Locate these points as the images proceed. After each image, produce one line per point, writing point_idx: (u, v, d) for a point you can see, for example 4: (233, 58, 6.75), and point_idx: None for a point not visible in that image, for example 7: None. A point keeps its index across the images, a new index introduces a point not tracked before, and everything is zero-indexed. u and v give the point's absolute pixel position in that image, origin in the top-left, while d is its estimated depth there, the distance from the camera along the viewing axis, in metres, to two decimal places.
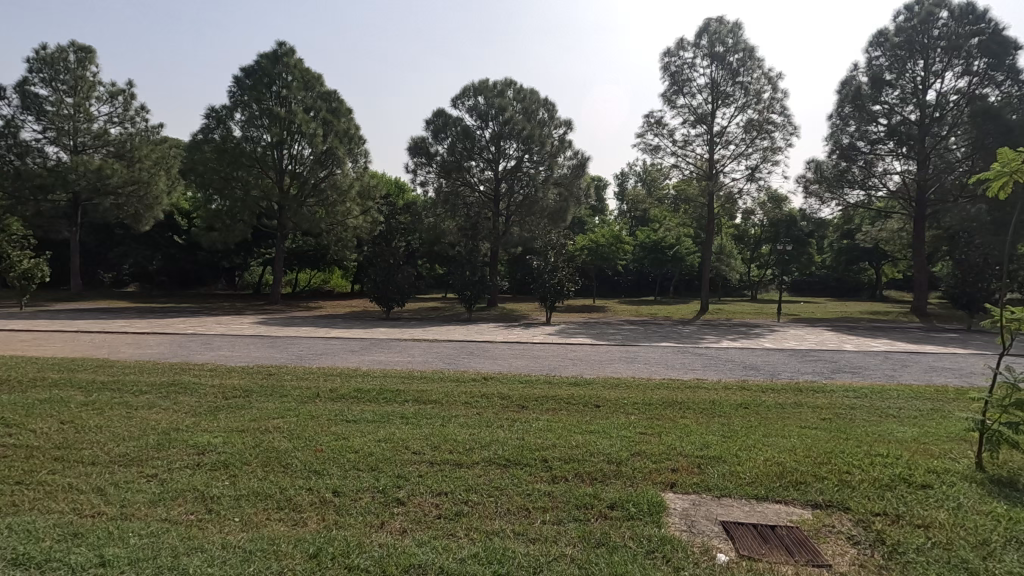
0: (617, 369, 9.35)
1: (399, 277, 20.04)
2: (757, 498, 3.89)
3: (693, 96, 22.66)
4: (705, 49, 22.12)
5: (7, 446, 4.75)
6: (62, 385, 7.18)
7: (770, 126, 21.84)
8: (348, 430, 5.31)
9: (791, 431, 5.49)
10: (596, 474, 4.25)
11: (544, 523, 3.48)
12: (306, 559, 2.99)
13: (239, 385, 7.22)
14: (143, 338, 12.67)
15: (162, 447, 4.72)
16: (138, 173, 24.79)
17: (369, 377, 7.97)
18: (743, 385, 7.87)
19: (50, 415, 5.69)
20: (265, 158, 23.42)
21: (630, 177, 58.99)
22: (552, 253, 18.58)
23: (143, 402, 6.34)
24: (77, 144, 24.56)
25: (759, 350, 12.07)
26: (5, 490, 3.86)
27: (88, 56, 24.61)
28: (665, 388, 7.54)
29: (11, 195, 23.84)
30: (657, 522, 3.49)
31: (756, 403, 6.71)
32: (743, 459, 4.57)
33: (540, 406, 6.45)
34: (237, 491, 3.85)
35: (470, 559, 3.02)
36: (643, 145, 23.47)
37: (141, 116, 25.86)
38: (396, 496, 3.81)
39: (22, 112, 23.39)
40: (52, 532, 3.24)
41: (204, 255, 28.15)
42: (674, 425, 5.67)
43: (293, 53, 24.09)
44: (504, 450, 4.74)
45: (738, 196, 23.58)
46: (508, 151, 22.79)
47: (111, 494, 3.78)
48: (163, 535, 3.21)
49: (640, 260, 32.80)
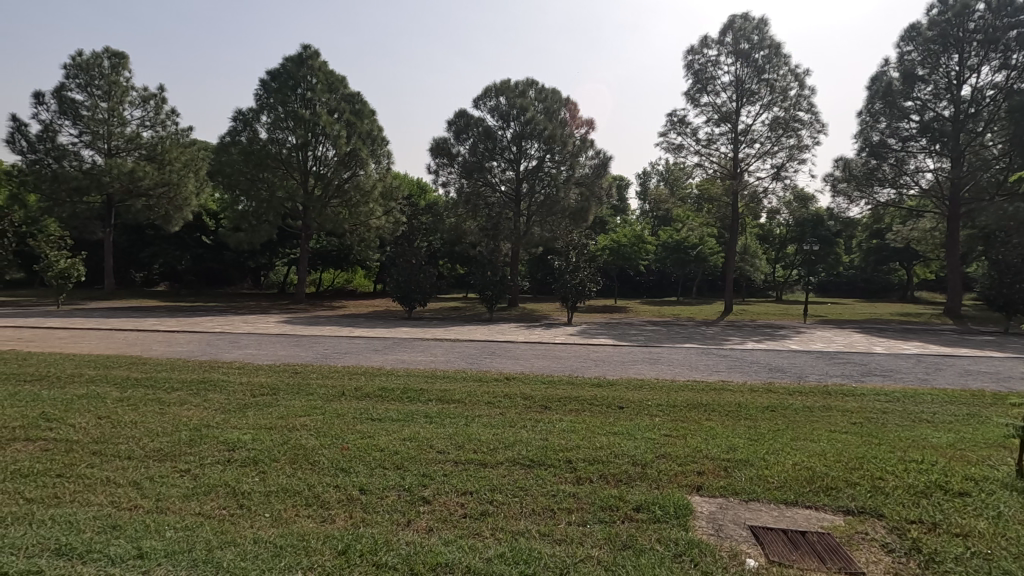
0: (641, 371, 9.28)
1: (421, 277, 20.16)
2: (786, 503, 3.83)
3: (717, 95, 22.40)
4: (730, 46, 21.84)
5: (48, 440, 4.91)
6: (99, 382, 7.42)
7: (797, 124, 21.42)
8: (372, 429, 5.36)
9: (820, 435, 5.38)
10: (621, 476, 4.23)
11: (569, 525, 3.48)
12: (335, 555, 3.04)
13: (266, 383, 7.36)
14: (175, 337, 13.00)
15: (194, 443, 4.83)
16: (169, 175, 25.44)
17: (393, 376, 8.03)
18: (770, 388, 7.72)
19: (88, 411, 5.88)
20: (291, 160, 23.85)
21: (653, 176, 58.59)
22: (573, 253, 18.53)
23: (175, 399, 6.51)
24: (111, 147, 25.28)
25: (786, 352, 11.85)
26: (47, 482, 3.99)
27: (122, 62, 25.35)
28: (691, 390, 7.45)
29: (49, 197, 24.65)
30: (683, 526, 3.45)
31: (784, 406, 6.60)
32: (771, 462, 4.50)
33: (563, 407, 6.45)
34: (266, 487, 3.92)
35: (497, 559, 3.03)
36: (666, 143, 23.27)
37: (172, 120, 26.47)
38: (422, 495, 3.83)
39: (59, 117, 24.14)
40: (92, 524, 3.34)
41: (231, 255, 28.73)
42: (700, 427, 5.59)
43: (317, 56, 24.47)
44: (528, 450, 4.74)
45: (764, 195, 23.18)
46: (529, 151, 22.82)
47: (147, 488, 3.89)
48: (198, 529, 3.29)
49: (662, 260, 32.51)
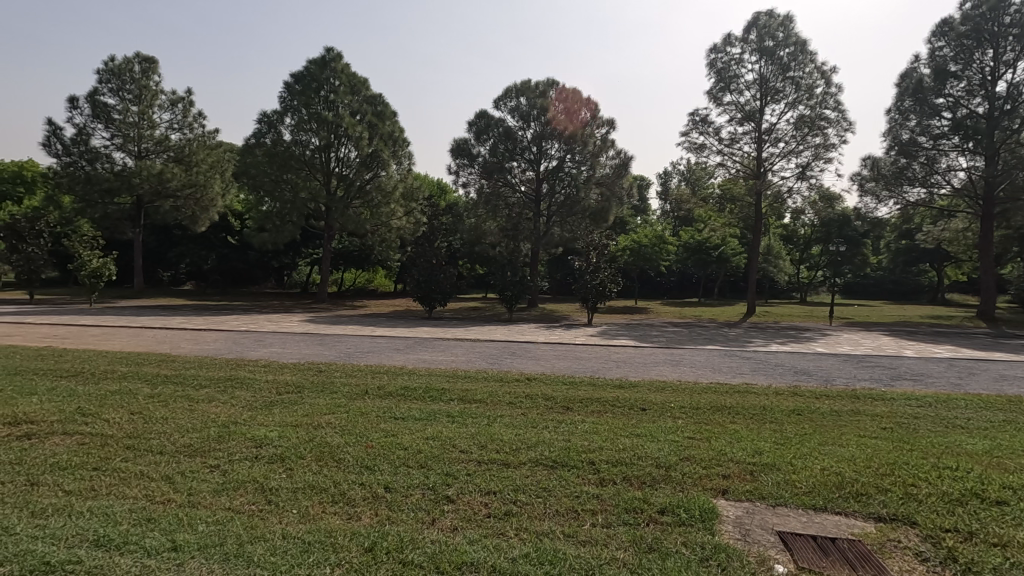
0: (663, 372, 9.21)
1: (441, 277, 20.25)
2: (815, 509, 3.76)
3: (740, 93, 22.07)
4: (754, 44, 21.51)
5: (85, 434, 5.07)
6: (131, 377, 7.65)
7: (823, 122, 21.01)
8: (396, 428, 5.39)
9: (849, 440, 5.28)
10: (645, 478, 4.20)
11: (593, 526, 3.47)
12: (362, 552, 3.08)
13: (291, 381, 7.50)
14: (202, 335, 13.30)
15: (223, 439, 4.93)
16: (196, 176, 26.04)
17: (414, 376, 8.06)
18: (796, 391, 7.59)
19: (121, 406, 6.04)
20: (314, 161, 24.21)
21: (674, 176, 58.17)
22: (593, 253, 18.40)
23: (203, 396, 6.65)
24: (141, 149, 25.94)
25: (812, 355, 11.65)
26: (85, 475, 4.12)
27: (152, 66, 26.02)
28: (713, 392, 7.37)
29: (82, 198, 25.37)
30: (710, 530, 3.42)
31: (811, 409, 6.48)
32: (799, 467, 4.42)
33: (585, 408, 6.42)
34: (293, 483, 3.99)
35: (522, 559, 3.04)
36: (688, 143, 23.05)
37: (199, 122, 27.10)
38: (446, 494, 3.86)
39: (92, 120, 24.90)
40: (128, 516, 3.44)
41: (255, 255, 29.28)
42: (724, 430, 5.52)
43: (340, 59, 24.75)
44: (551, 451, 4.74)
45: (788, 195, 22.81)
46: (550, 152, 22.83)
47: (179, 483, 3.99)
48: (229, 524, 3.36)
49: (684, 261, 32.16)
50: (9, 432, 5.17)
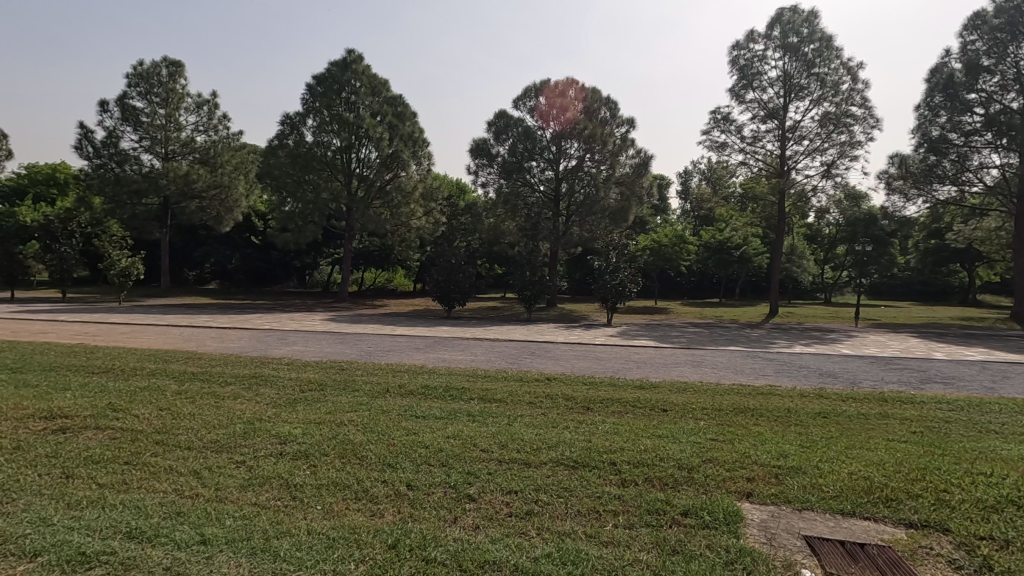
0: (684, 373, 9.14)
1: (460, 277, 20.32)
2: (843, 513, 3.69)
3: (763, 90, 21.76)
4: (778, 40, 21.17)
5: (116, 430, 5.19)
6: (158, 374, 7.82)
7: (848, 119, 20.60)
8: (417, 427, 5.41)
9: (876, 444, 5.16)
10: (667, 479, 4.16)
11: (616, 527, 3.44)
12: (385, 549, 3.10)
13: (314, 379, 7.61)
14: (227, 333, 13.55)
15: (248, 436, 5.01)
16: (220, 177, 26.57)
17: (435, 375, 8.11)
18: (821, 393, 7.43)
19: (150, 402, 6.20)
20: (335, 162, 24.56)
21: (694, 176, 57.57)
22: (613, 253, 18.31)
23: (228, 393, 6.78)
24: (168, 151, 26.54)
25: (837, 357, 11.43)
26: (115, 469, 4.22)
27: (179, 70, 26.61)
28: (736, 394, 7.27)
29: (112, 199, 26.03)
30: (734, 532, 3.38)
31: (836, 412, 6.36)
32: (825, 471, 4.33)
33: (605, 408, 6.38)
34: (317, 480, 4.04)
35: (544, 559, 3.03)
36: (709, 142, 22.82)
37: (223, 124, 27.65)
38: (467, 493, 3.87)
39: (122, 123, 25.57)
40: (159, 510, 3.53)
41: (278, 255, 29.97)
42: (748, 433, 5.43)
43: (361, 60, 24.98)
44: (572, 451, 4.73)
45: (812, 194, 22.40)
46: (569, 151, 22.79)
47: (207, 478, 4.07)
48: (255, 519, 3.42)
49: (705, 261, 31.75)
50: (45, 425, 5.33)
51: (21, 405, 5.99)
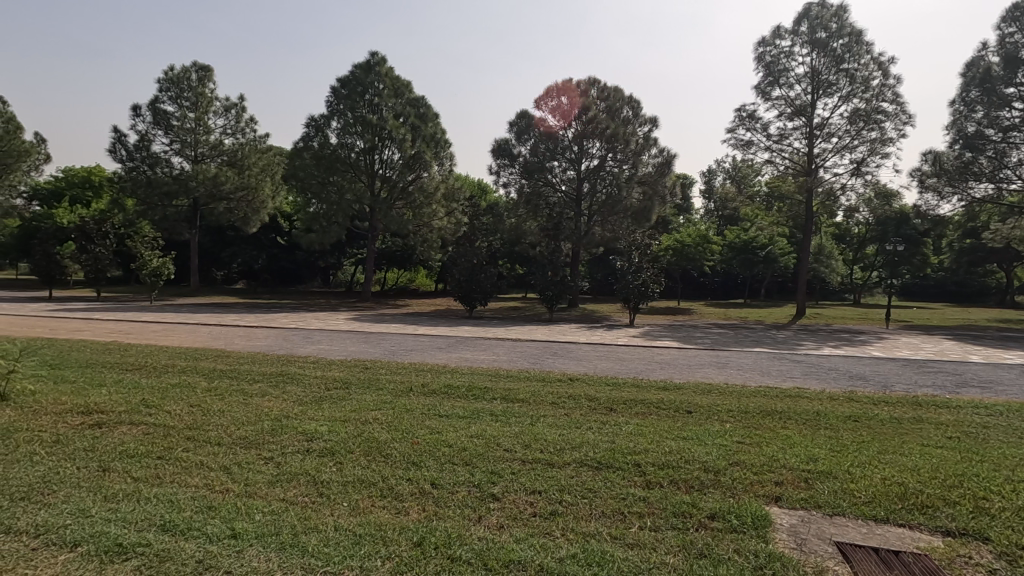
0: (708, 374, 9.04)
1: (482, 277, 20.38)
2: (876, 520, 3.59)
3: (790, 87, 21.35)
4: (806, 36, 20.73)
5: (149, 425, 5.34)
6: (189, 372, 8.02)
7: (879, 115, 20.10)
8: (441, 425, 5.44)
9: (911, 449, 5.01)
10: (693, 482, 4.11)
11: (641, 529, 3.41)
12: (411, 547, 3.12)
13: (339, 377, 7.73)
14: (255, 332, 13.82)
15: (276, 433, 5.10)
16: (247, 179, 27.15)
17: (458, 374, 8.16)
18: (851, 397, 7.27)
19: (181, 399, 6.36)
20: (359, 163, 24.83)
21: (719, 175, 56.76)
22: (636, 253, 18.17)
23: (256, 390, 6.92)
24: (197, 154, 27.19)
25: (867, 359, 11.17)
26: (149, 463, 4.34)
27: (207, 74, 27.22)
28: (763, 396, 7.14)
29: (144, 201, 26.72)
30: (762, 537, 3.32)
31: (869, 416, 6.19)
32: (857, 476, 4.23)
33: (629, 410, 6.32)
34: (343, 477, 4.10)
35: (570, 560, 3.02)
36: (734, 140, 22.49)
37: (251, 127, 28.23)
38: (492, 492, 3.88)
39: (153, 127, 26.28)
40: (191, 504, 3.61)
41: (302, 255, 30.45)
42: (775, 435, 5.34)
43: (384, 62, 25.20)
44: (596, 452, 4.71)
45: (841, 192, 21.89)
46: (591, 151, 22.69)
47: (237, 473, 4.16)
48: (284, 514, 3.48)
49: (730, 261, 31.25)
50: (82, 420, 5.51)
51: (60, 400, 6.21)
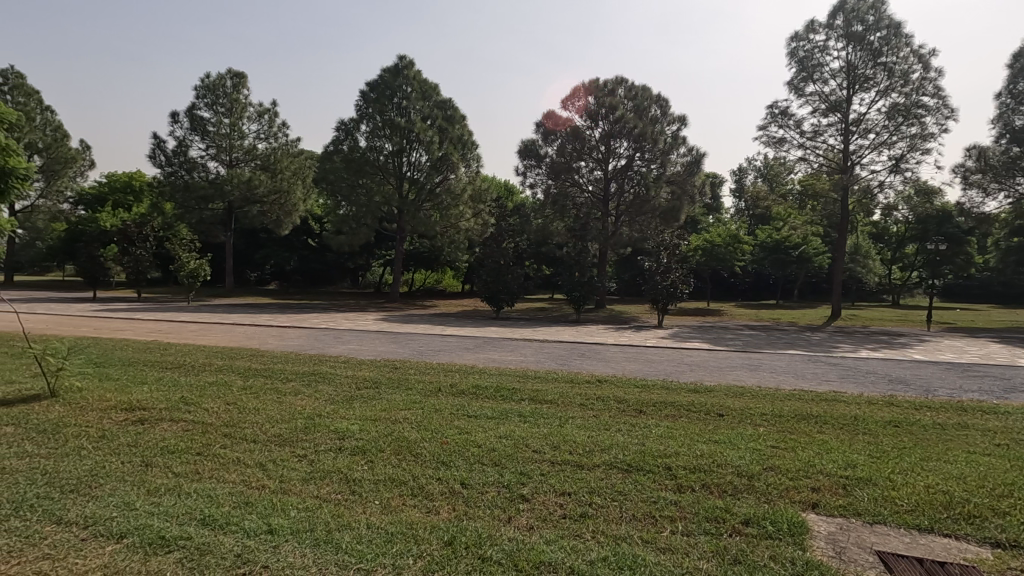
0: (740, 377, 8.88)
1: (509, 278, 20.40)
2: (919, 529, 3.46)
3: (825, 82, 20.80)
4: (841, 30, 20.16)
5: (187, 422, 5.51)
6: (225, 370, 8.24)
7: (920, 110, 19.42)
8: (469, 425, 5.48)
9: (955, 456, 4.81)
10: (726, 487, 4.03)
11: (673, 533, 3.37)
12: (442, 545, 3.15)
13: (369, 376, 7.85)
14: (287, 332, 14.11)
15: (309, 431, 5.20)
16: (280, 183, 27.80)
17: (485, 374, 8.20)
18: (891, 401, 7.03)
19: (218, 396, 6.54)
20: (387, 166, 25.16)
21: (749, 173, 55.74)
22: (664, 253, 17.95)
23: (290, 389, 7.07)
24: (232, 158, 27.96)
25: (908, 362, 10.78)
26: (189, 459, 4.48)
27: (241, 81, 27.97)
28: (797, 399, 6.96)
29: (181, 205, 27.57)
30: (800, 544, 3.24)
31: (911, 421, 5.97)
32: (898, 483, 4.08)
33: (658, 412, 6.25)
34: (375, 475, 4.16)
35: (600, 562, 3.00)
36: (766, 137, 22.05)
37: (283, 131, 28.91)
38: (521, 493, 3.88)
39: (191, 133, 27.11)
40: (229, 499, 3.71)
41: (332, 256, 31.03)
42: (811, 440, 5.20)
43: (412, 65, 25.49)
44: (625, 454, 4.66)
45: (879, 190, 21.23)
46: (618, 150, 22.52)
47: (272, 470, 4.25)
48: (318, 511, 3.55)
49: (761, 261, 30.61)
50: (126, 416, 5.72)
51: (105, 397, 6.45)
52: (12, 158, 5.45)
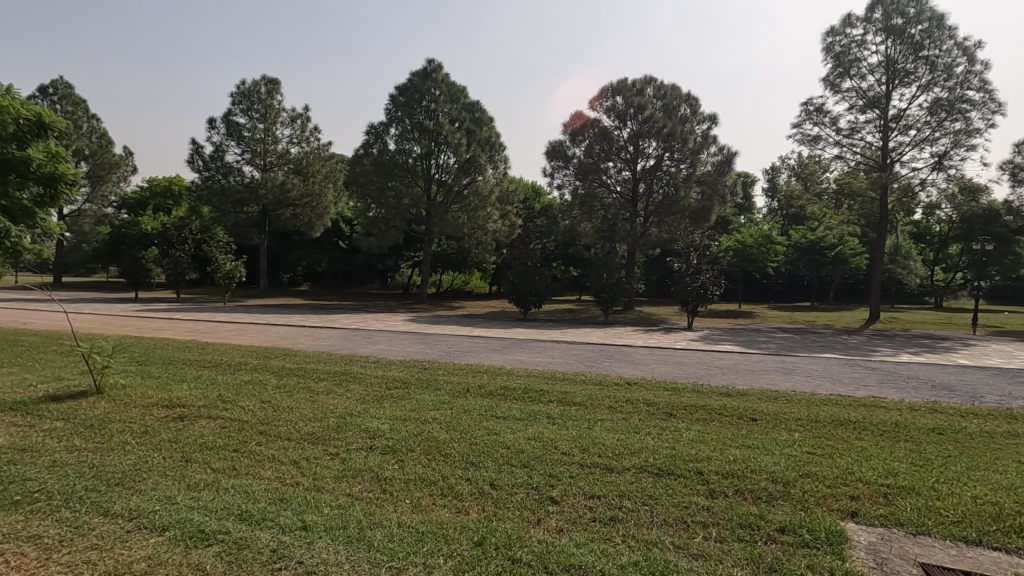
0: (774, 381, 8.66)
1: (536, 279, 20.37)
2: (966, 542, 3.32)
3: (863, 78, 20.18)
4: (880, 23, 19.54)
5: (224, 419, 5.67)
6: (260, 370, 8.44)
7: (964, 104, 18.67)
8: (498, 426, 5.49)
9: (1005, 466, 4.59)
10: (760, 493, 3.94)
11: (705, 540, 3.31)
12: (472, 546, 3.17)
13: (399, 376, 7.93)
14: (318, 332, 14.36)
15: (341, 429, 5.29)
16: (312, 186, 28.38)
17: (513, 376, 8.20)
18: (935, 408, 6.75)
19: (253, 395, 6.70)
20: (416, 168, 25.43)
21: (783, 172, 54.47)
22: (694, 254, 17.67)
23: (322, 388, 7.20)
24: (266, 162, 28.68)
25: (952, 367, 10.35)
26: (226, 455, 4.61)
27: (275, 87, 28.68)
28: (835, 405, 6.75)
29: (218, 208, 28.38)
30: (838, 554, 3.15)
31: (956, 429, 5.74)
32: (943, 493, 3.93)
33: (689, 416, 6.15)
34: (406, 474, 4.21)
35: (631, 567, 2.97)
36: (800, 135, 21.50)
37: (315, 136, 29.55)
38: (550, 495, 3.87)
39: (227, 138, 27.91)
40: (264, 496, 3.80)
41: (362, 258, 31.54)
42: (850, 447, 5.03)
43: (440, 69, 25.70)
44: (656, 458, 4.60)
45: (920, 188, 20.46)
46: (647, 150, 22.29)
47: (305, 467, 4.34)
48: (350, 509, 3.61)
49: (795, 262, 29.85)
50: (166, 413, 5.91)
51: (147, 395, 6.68)
52: (62, 164, 5.69)
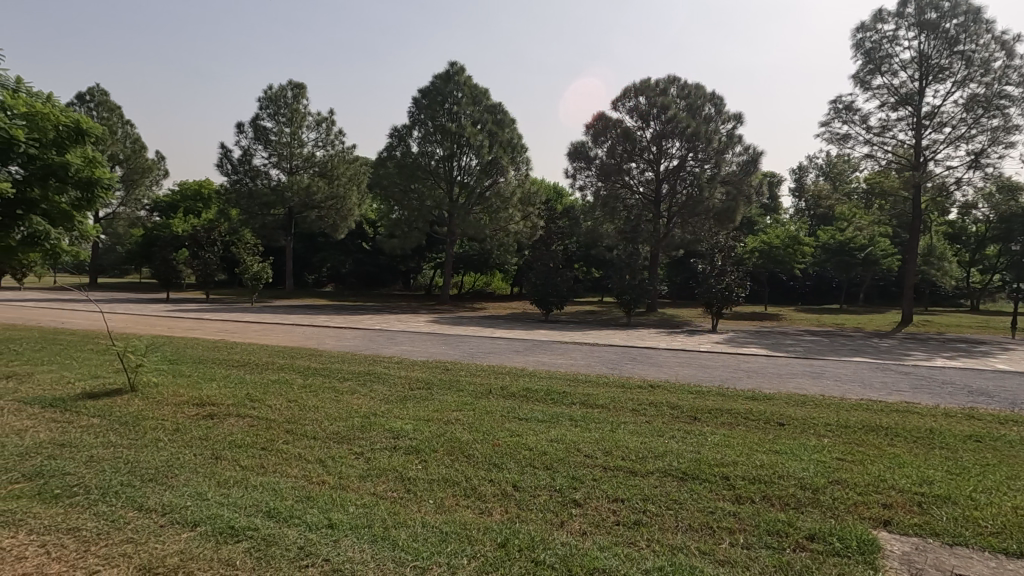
0: (802, 384, 8.48)
1: (558, 280, 20.32)
2: (1006, 554, 3.20)
3: (894, 74, 19.67)
4: (913, 18, 19.02)
5: (252, 417, 5.79)
6: (287, 369, 8.59)
7: (1002, 100, 18.05)
8: (521, 428, 5.50)
9: None
10: (788, 499, 3.86)
11: (732, 546, 3.25)
12: (496, 547, 3.17)
13: (422, 377, 7.99)
14: (343, 332, 14.55)
15: (365, 429, 5.36)
16: (337, 188, 28.81)
17: (536, 377, 8.19)
18: (972, 414, 6.52)
19: (280, 394, 6.83)
20: (438, 170, 25.62)
21: (811, 171, 53.34)
22: (718, 256, 17.42)
23: (346, 388, 7.29)
24: (292, 166, 29.23)
25: (990, 372, 10.00)
26: (254, 453, 4.70)
27: (301, 92, 29.19)
28: (866, 410, 6.58)
29: (245, 211, 29.00)
30: (870, 563, 3.07)
31: (994, 437, 5.54)
32: (980, 503, 3.79)
33: (714, 419, 6.06)
34: (429, 475, 4.24)
35: (655, 572, 2.94)
36: (828, 134, 21.06)
37: (339, 139, 30.00)
38: (573, 497, 3.86)
39: (255, 142, 28.53)
40: (292, 493, 3.87)
41: (385, 259, 31.88)
42: (882, 454, 4.90)
43: (463, 71, 25.81)
44: (680, 462, 4.54)
45: (955, 186, 19.84)
46: (670, 151, 22.10)
47: (330, 466, 4.40)
48: (375, 508, 3.65)
49: (823, 264, 29.19)
50: (197, 411, 6.06)
51: (179, 393, 6.85)
52: (98, 169, 5.89)
